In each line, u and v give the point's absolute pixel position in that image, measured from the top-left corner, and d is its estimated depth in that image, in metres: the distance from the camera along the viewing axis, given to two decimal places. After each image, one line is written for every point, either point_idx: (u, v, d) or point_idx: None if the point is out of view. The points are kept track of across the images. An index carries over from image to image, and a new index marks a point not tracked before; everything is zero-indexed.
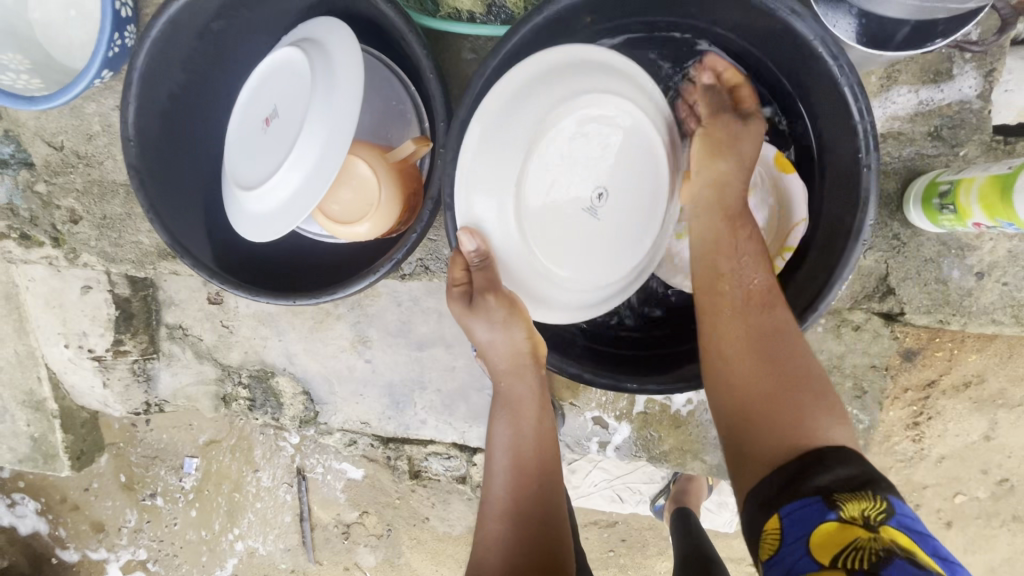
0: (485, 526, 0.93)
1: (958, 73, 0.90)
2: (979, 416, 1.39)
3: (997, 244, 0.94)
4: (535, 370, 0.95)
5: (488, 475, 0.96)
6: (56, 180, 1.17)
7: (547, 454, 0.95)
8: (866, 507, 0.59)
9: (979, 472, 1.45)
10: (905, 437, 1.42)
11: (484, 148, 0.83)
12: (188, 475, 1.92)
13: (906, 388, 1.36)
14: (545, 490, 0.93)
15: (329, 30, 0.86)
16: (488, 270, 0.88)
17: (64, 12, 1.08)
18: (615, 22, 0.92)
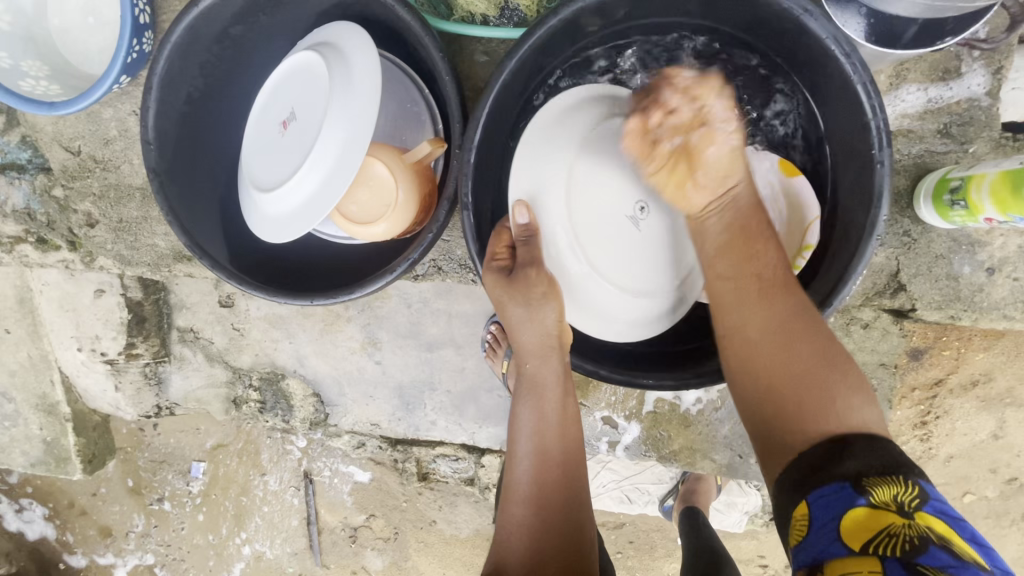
0: (510, 508, 0.95)
1: (967, 71, 0.91)
2: (987, 415, 1.39)
3: (1006, 240, 0.95)
4: (559, 356, 0.96)
5: (511, 458, 0.98)
6: (73, 184, 1.18)
7: (569, 439, 0.97)
8: (898, 492, 0.61)
9: (988, 471, 1.45)
10: (913, 436, 1.42)
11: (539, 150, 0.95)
12: (196, 479, 1.93)
13: (914, 387, 1.36)
14: (569, 475, 0.95)
15: (346, 34, 0.87)
16: (531, 247, 0.92)
17: (84, 20, 1.10)
18: (627, 23, 0.93)
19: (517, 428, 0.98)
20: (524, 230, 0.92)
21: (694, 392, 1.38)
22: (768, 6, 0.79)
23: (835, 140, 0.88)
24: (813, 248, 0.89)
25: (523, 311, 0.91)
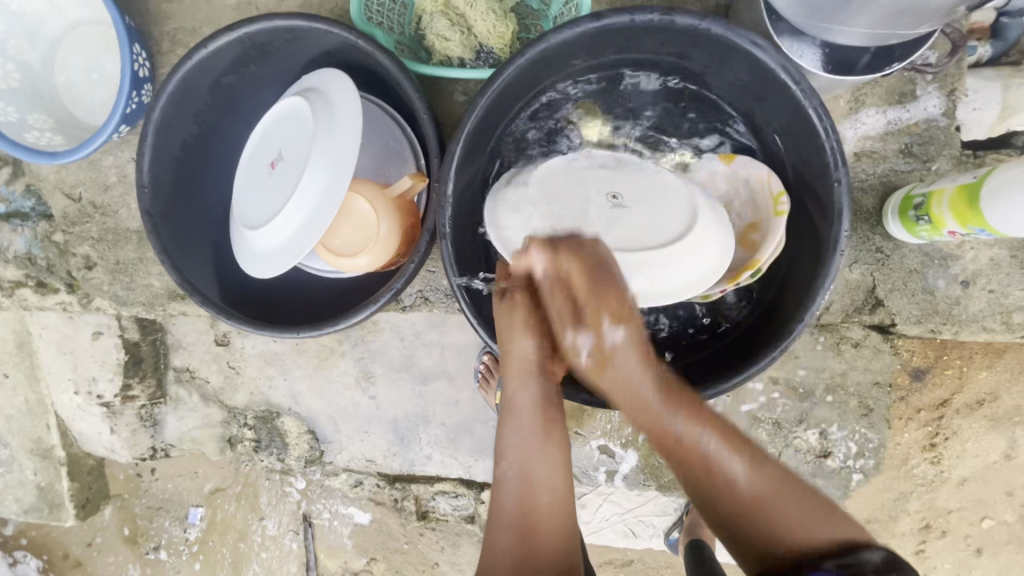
0: (494, 537, 0.88)
1: (921, 94, 0.95)
2: (996, 435, 1.38)
3: (978, 252, 0.97)
4: (542, 374, 0.93)
5: (496, 482, 0.92)
6: (73, 229, 1.23)
7: (557, 469, 0.90)
8: None
9: (1004, 494, 1.42)
10: (924, 459, 1.41)
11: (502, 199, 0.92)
12: (192, 525, 1.89)
13: (918, 408, 1.38)
14: (557, 502, 0.89)
15: (329, 79, 0.93)
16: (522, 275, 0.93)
17: (88, 76, 1.17)
18: (596, 64, 0.96)
19: (503, 454, 0.92)
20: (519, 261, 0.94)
21: None
22: (721, 42, 0.83)
23: (796, 162, 0.91)
24: (784, 191, 0.90)
25: (507, 329, 0.92)
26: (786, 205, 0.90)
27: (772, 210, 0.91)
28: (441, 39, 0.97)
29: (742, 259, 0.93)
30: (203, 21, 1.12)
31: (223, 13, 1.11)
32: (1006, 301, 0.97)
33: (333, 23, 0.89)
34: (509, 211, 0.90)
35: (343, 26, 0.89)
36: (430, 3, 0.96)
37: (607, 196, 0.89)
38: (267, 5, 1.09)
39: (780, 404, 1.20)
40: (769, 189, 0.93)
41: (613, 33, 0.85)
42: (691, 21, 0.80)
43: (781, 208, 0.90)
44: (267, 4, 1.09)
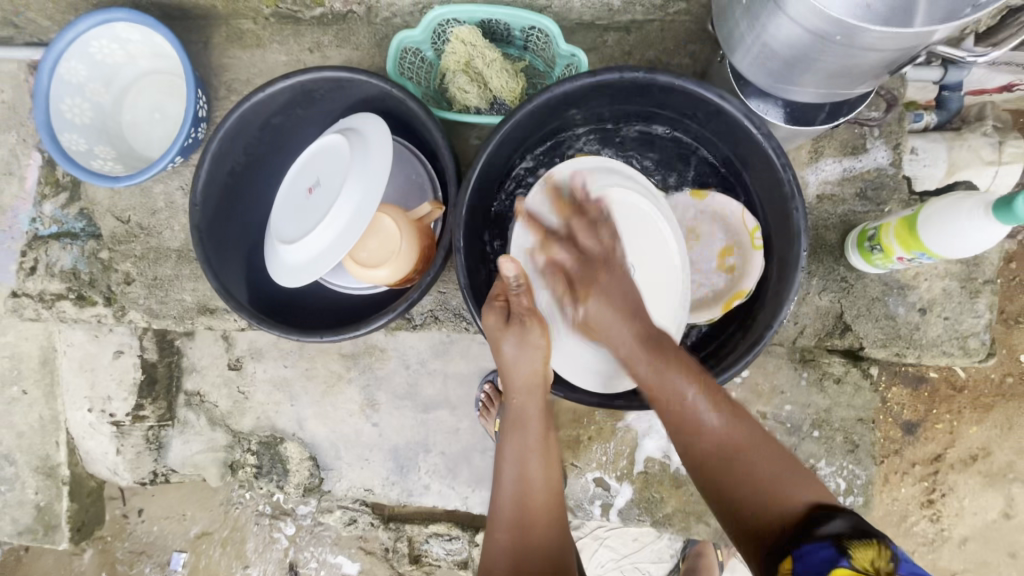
0: (493, 534, 0.98)
1: (871, 147, 1.11)
2: (994, 492, 1.52)
3: (932, 284, 1.10)
4: (543, 392, 1.02)
5: (495, 486, 1.01)
6: (119, 247, 1.35)
7: (551, 478, 1.01)
8: (874, 557, 0.64)
9: (1007, 554, 1.53)
10: (924, 517, 1.53)
11: (531, 219, 1.06)
12: (174, 571, 1.93)
13: (914, 462, 1.51)
14: (552, 506, 0.99)
15: (365, 120, 1.08)
16: (523, 296, 1.00)
17: (150, 115, 1.35)
18: (593, 112, 1.12)
19: (504, 463, 1.01)
20: (512, 280, 0.99)
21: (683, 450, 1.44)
22: (695, 96, 0.99)
23: (763, 197, 1.05)
24: (757, 228, 1.06)
25: (514, 349, 0.97)
26: (756, 241, 1.06)
27: (749, 245, 1.07)
28: (461, 91, 1.16)
29: (731, 284, 1.09)
30: (258, 73, 1.31)
31: (275, 67, 1.30)
32: (961, 328, 1.10)
33: (373, 75, 1.06)
34: (528, 226, 1.05)
35: (379, 76, 1.06)
36: (452, 62, 1.13)
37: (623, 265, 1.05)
38: (314, 61, 1.28)
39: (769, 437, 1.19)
40: (743, 223, 1.08)
41: (607, 87, 1.01)
42: (670, 79, 0.96)
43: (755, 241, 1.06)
44: (314, 61, 1.28)
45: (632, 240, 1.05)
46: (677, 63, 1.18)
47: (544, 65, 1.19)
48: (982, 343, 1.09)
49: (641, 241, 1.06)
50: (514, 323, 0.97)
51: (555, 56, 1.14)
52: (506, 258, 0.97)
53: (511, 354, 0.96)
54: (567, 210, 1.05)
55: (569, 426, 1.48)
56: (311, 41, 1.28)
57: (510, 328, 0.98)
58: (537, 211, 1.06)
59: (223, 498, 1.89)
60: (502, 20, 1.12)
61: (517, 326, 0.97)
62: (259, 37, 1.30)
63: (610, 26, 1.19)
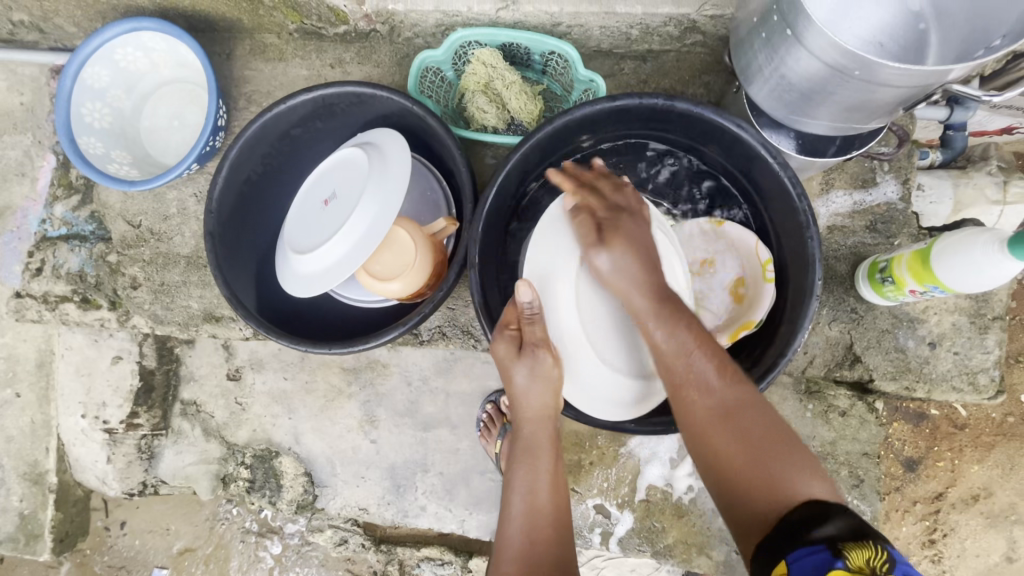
0: (500, 566, 0.92)
1: (881, 181, 1.13)
2: (995, 533, 1.50)
3: (941, 318, 1.10)
4: (553, 419, 1.02)
5: (504, 518, 0.97)
6: (128, 251, 1.35)
7: (558, 503, 0.99)
8: (871, 558, 0.61)
9: None
10: (924, 557, 1.51)
11: (543, 237, 1.07)
12: None
13: (914, 500, 1.49)
14: (561, 537, 0.95)
15: (385, 135, 1.10)
16: (535, 324, 1.00)
17: (169, 122, 1.36)
18: (611, 135, 1.13)
19: (512, 489, 0.99)
20: (527, 305, 1.00)
21: (685, 479, 1.41)
22: (712, 124, 1.00)
23: (776, 226, 1.06)
24: (771, 261, 1.05)
25: (527, 373, 0.98)
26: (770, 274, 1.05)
27: (760, 276, 1.07)
28: (479, 111, 1.17)
29: (740, 315, 1.08)
30: (279, 86, 1.33)
31: (296, 81, 1.32)
32: (970, 364, 1.10)
33: (394, 91, 1.07)
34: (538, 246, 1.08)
35: (401, 93, 1.08)
36: (472, 83, 1.16)
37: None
38: (335, 77, 1.30)
39: None
40: (756, 254, 1.08)
41: (624, 112, 1.03)
42: (688, 106, 0.98)
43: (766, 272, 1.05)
44: (335, 76, 1.30)
45: None
46: (692, 93, 1.21)
47: (562, 88, 1.22)
48: (992, 380, 1.09)
49: None
50: (527, 352, 0.98)
51: (573, 81, 1.17)
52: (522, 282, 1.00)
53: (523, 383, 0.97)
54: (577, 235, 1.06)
55: (572, 451, 1.45)
56: (333, 57, 1.30)
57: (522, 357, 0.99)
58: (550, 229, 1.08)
59: (209, 514, 1.84)
60: (523, 44, 1.14)
61: (530, 353, 0.98)
62: (282, 51, 1.32)
63: (627, 55, 1.22)
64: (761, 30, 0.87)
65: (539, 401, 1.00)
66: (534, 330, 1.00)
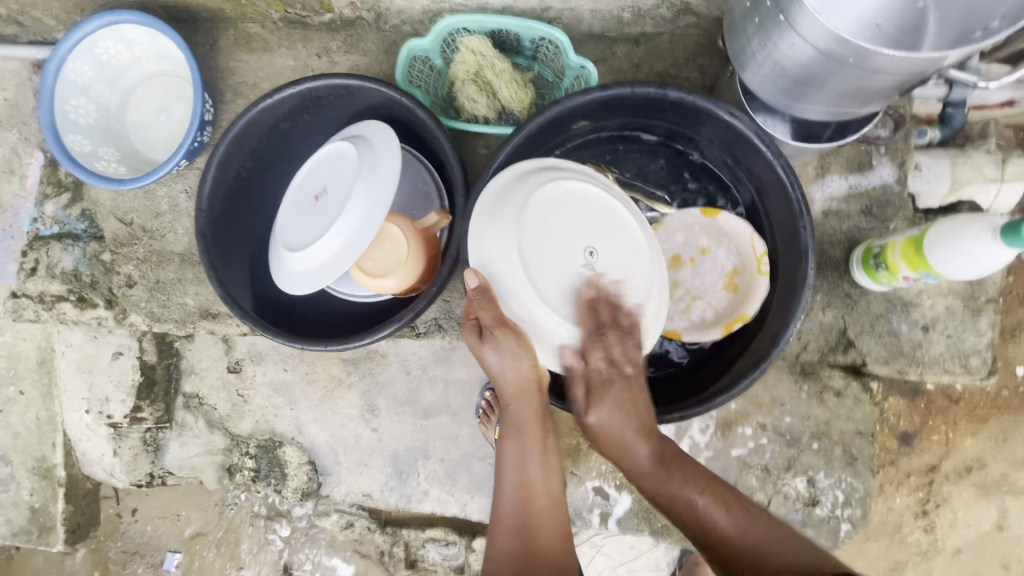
0: (495, 540, 0.95)
1: (877, 164, 1.12)
2: (986, 503, 1.53)
3: (935, 301, 1.11)
4: (539, 395, 1.00)
5: (498, 492, 1.00)
6: (121, 250, 1.35)
7: (550, 475, 1.00)
8: None
9: (1000, 566, 1.54)
10: (917, 527, 1.55)
11: (482, 219, 0.96)
12: (167, 572, 1.92)
13: (908, 472, 1.52)
14: (553, 511, 0.96)
15: (372, 128, 1.08)
16: (489, 308, 0.93)
17: (155, 116, 1.34)
18: (602, 125, 1.12)
19: (503, 464, 1.00)
20: (477, 293, 0.94)
21: None
22: (704, 112, 0.99)
23: (769, 214, 1.06)
24: (766, 254, 1.06)
25: (498, 355, 0.94)
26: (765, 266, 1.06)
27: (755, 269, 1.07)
28: (470, 101, 1.16)
29: (734, 306, 1.09)
30: (265, 78, 1.30)
31: (283, 71, 1.29)
32: (963, 346, 1.11)
33: (382, 83, 1.05)
34: (481, 231, 0.96)
35: (389, 85, 1.06)
36: (462, 72, 1.13)
37: (584, 251, 0.98)
38: (321, 67, 1.28)
39: (769, 447, 1.19)
40: (752, 246, 1.08)
41: (616, 101, 1.02)
42: (680, 94, 0.96)
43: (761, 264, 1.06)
44: (322, 66, 1.28)
45: (591, 229, 0.99)
46: (686, 76, 1.18)
47: (553, 75, 1.19)
48: (985, 362, 1.10)
49: (603, 230, 1.00)
50: (488, 338, 0.93)
51: (565, 67, 1.14)
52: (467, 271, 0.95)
53: (495, 364, 0.94)
54: (519, 204, 0.95)
55: (570, 435, 1.47)
56: (319, 46, 1.27)
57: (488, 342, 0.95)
58: (489, 210, 0.97)
59: (218, 500, 1.89)
60: (513, 30, 1.12)
61: (494, 337, 0.93)
62: (267, 41, 1.29)
63: (619, 38, 1.19)
64: (755, 15, 0.85)
65: (518, 378, 0.97)
66: (490, 313, 0.93)
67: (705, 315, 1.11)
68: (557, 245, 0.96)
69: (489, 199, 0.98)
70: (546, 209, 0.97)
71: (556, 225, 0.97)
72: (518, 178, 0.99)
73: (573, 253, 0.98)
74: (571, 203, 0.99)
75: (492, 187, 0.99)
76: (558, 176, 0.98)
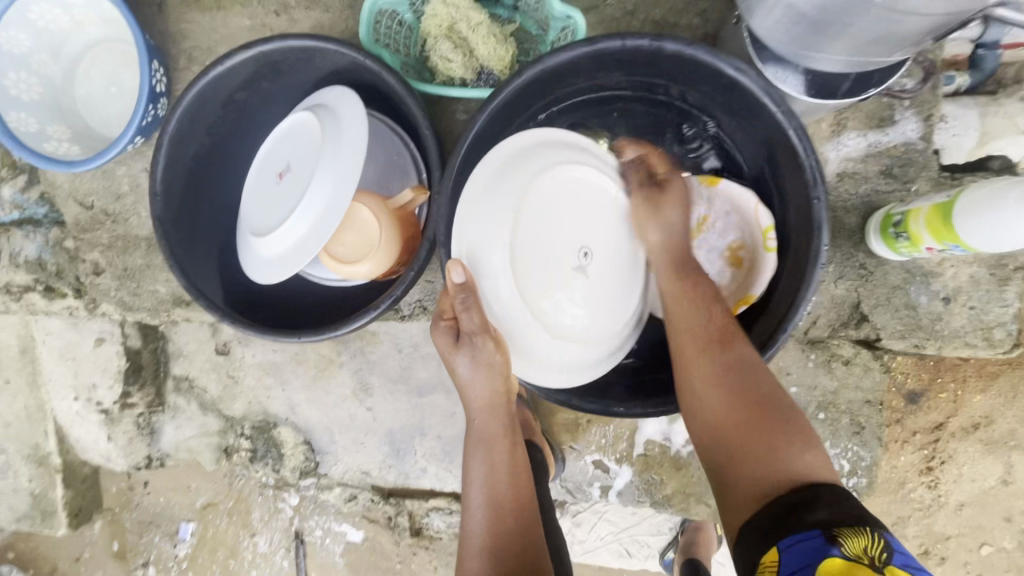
0: (465, 561, 0.93)
1: (900, 119, 1.01)
2: (992, 459, 1.46)
3: (958, 270, 1.02)
4: (506, 404, 0.97)
5: (466, 509, 0.97)
6: (84, 236, 1.27)
7: (521, 490, 0.97)
8: (867, 545, 0.60)
9: (1002, 519, 1.49)
10: (921, 483, 1.48)
11: (472, 206, 0.91)
12: (182, 541, 1.87)
13: (914, 431, 1.45)
14: (524, 526, 0.94)
15: (336, 95, 0.97)
16: (473, 315, 0.88)
17: (106, 89, 1.23)
18: (591, 83, 1.00)
19: (470, 478, 0.98)
20: (459, 290, 0.87)
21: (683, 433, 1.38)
22: (706, 66, 0.87)
23: (778, 180, 0.96)
24: (774, 229, 0.95)
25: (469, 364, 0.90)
26: (771, 242, 0.96)
27: (761, 245, 0.97)
28: (444, 60, 1.03)
29: (738, 284, 1.01)
30: (220, 40, 1.18)
31: (238, 33, 1.17)
32: (986, 318, 1.03)
33: (343, 44, 0.95)
34: (469, 218, 0.90)
35: (350, 46, 0.95)
36: (434, 27, 1.02)
37: (577, 251, 0.97)
38: (280, 26, 1.16)
39: None
40: (759, 219, 0.98)
41: (605, 57, 0.90)
42: (678, 47, 0.85)
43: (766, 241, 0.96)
44: (281, 25, 1.15)
45: (585, 224, 0.97)
46: (685, 24, 1.05)
47: (537, 27, 1.07)
48: (1008, 334, 1.03)
49: (595, 225, 0.98)
50: (464, 342, 0.89)
51: (549, 18, 1.01)
52: (454, 262, 0.87)
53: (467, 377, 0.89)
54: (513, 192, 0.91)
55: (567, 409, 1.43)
56: (276, 2, 1.15)
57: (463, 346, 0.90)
58: (481, 192, 0.90)
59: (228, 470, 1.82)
60: None
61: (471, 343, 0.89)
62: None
63: None
64: None
65: (488, 386, 0.93)
66: (472, 320, 0.88)
67: None
68: (544, 241, 0.96)
69: (481, 183, 0.91)
70: (539, 201, 0.95)
71: (547, 219, 0.96)
72: (518, 156, 0.93)
73: (565, 249, 0.96)
74: (568, 193, 0.96)
75: (484, 167, 0.91)
76: (559, 162, 0.94)
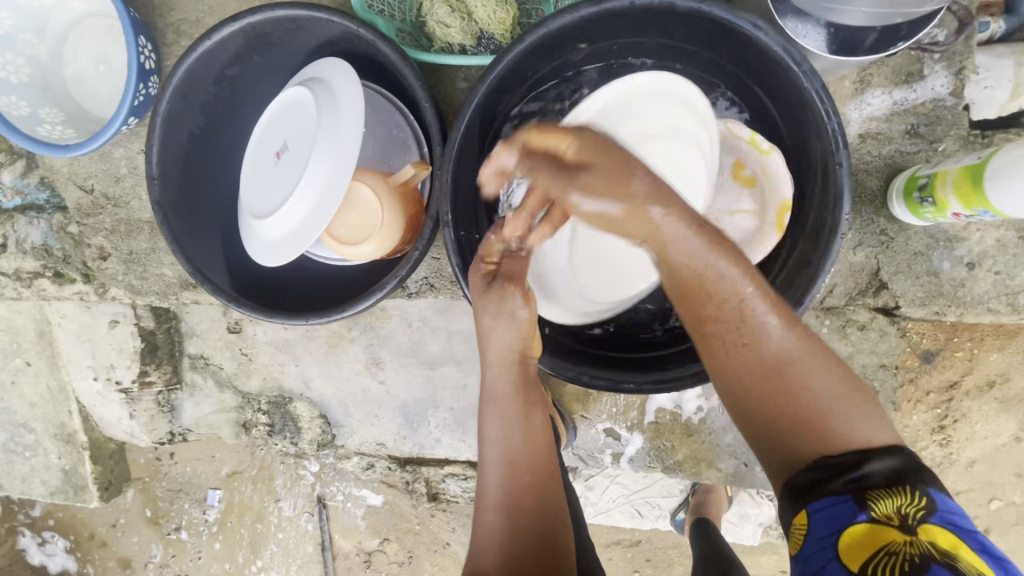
0: (481, 516, 0.91)
1: (929, 73, 0.96)
2: (1007, 417, 1.43)
3: (984, 234, 0.99)
4: (523, 364, 0.95)
5: (479, 466, 0.95)
6: (87, 220, 1.26)
7: (537, 449, 0.94)
8: (901, 508, 0.63)
9: (1013, 475, 1.48)
10: (932, 442, 1.47)
11: None
12: (211, 507, 1.95)
13: (927, 390, 1.42)
14: (539, 480, 0.92)
15: (331, 68, 0.93)
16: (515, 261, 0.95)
17: (95, 67, 1.19)
18: (600, 45, 0.96)
19: (484, 432, 0.95)
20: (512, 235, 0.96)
21: (694, 400, 1.37)
22: (721, 23, 0.83)
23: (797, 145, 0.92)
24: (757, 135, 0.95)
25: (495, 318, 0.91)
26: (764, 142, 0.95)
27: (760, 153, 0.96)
28: (442, 26, 0.98)
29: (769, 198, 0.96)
30: (208, 12, 1.13)
31: (226, 3, 1.12)
32: (1011, 283, 1.00)
33: (334, 12, 0.90)
34: None
35: (343, 14, 0.90)
36: None
37: None
38: None
39: None
40: (738, 139, 0.97)
41: (612, 17, 0.86)
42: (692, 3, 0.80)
43: (762, 143, 0.95)
44: None
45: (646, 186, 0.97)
46: None
47: None
48: None
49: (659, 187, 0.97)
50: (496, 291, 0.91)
51: None
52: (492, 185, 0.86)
53: (492, 329, 0.91)
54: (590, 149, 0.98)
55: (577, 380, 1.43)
56: None
57: (492, 296, 0.92)
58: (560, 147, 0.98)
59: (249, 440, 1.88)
60: None
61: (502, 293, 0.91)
62: None
63: None
64: None
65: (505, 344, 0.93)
66: (514, 267, 0.94)
67: (752, 222, 0.98)
68: None
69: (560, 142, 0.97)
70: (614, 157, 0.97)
71: None
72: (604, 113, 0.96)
73: None
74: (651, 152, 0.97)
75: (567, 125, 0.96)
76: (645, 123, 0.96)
